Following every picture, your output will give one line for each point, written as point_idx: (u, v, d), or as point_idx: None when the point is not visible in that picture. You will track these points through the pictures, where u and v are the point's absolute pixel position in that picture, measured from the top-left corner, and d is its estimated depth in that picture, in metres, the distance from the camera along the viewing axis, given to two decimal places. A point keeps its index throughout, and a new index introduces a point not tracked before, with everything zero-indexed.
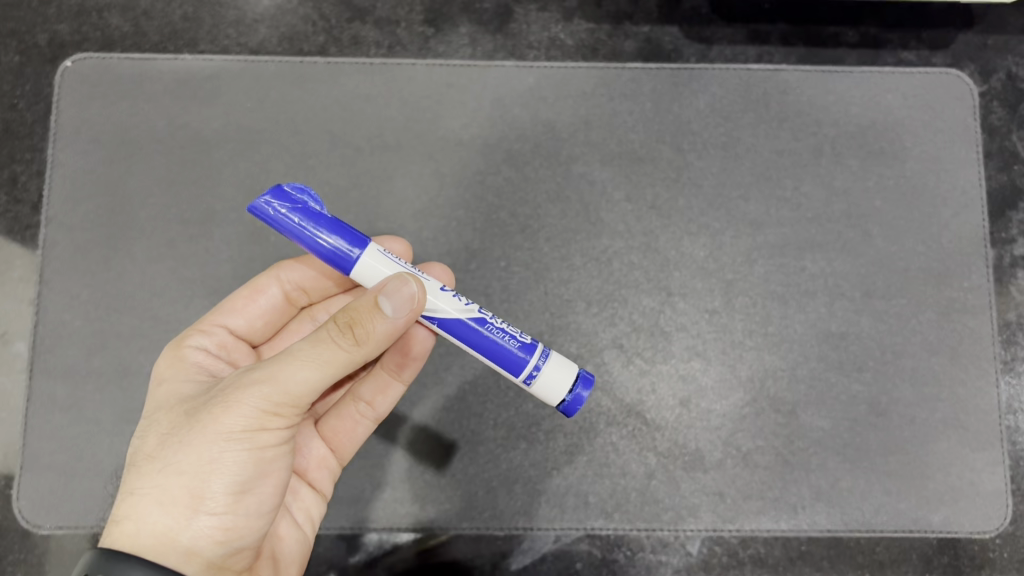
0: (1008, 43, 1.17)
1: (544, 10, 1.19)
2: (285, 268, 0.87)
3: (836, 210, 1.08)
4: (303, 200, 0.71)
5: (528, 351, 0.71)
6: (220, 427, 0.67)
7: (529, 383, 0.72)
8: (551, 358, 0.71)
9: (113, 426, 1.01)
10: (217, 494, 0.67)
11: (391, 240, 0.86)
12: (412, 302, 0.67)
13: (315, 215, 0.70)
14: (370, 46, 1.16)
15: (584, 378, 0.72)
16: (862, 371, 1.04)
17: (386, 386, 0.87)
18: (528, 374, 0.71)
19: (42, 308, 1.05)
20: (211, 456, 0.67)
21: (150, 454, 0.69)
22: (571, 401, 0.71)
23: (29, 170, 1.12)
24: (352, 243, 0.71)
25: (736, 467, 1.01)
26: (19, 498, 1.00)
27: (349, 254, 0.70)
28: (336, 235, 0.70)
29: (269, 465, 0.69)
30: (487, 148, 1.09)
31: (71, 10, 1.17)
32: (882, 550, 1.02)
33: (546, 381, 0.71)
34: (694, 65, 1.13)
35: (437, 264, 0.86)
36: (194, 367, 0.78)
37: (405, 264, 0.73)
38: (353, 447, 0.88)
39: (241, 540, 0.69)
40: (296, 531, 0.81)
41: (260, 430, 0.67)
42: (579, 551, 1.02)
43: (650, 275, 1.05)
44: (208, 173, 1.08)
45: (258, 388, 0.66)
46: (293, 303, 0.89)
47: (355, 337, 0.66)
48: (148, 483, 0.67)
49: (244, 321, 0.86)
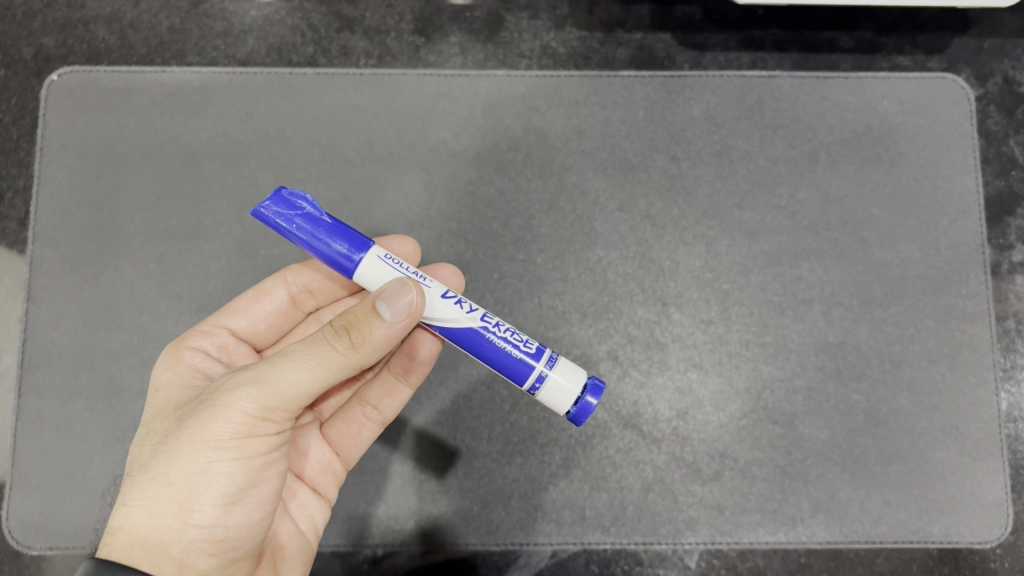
0: (1005, 47, 1.16)
1: (535, 17, 1.17)
2: (293, 271, 0.87)
3: (833, 218, 1.07)
4: (303, 206, 0.69)
5: (533, 359, 0.69)
6: (208, 435, 0.65)
7: (535, 392, 0.70)
8: (558, 365, 0.69)
9: (102, 444, 1.00)
10: (207, 505, 0.65)
11: (400, 241, 0.86)
12: (412, 307, 0.66)
13: (315, 220, 0.69)
14: (359, 57, 1.15)
15: (593, 386, 0.69)
16: (860, 380, 1.02)
17: (392, 389, 0.87)
18: (532, 384, 0.69)
19: (28, 326, 1.03)
20: (199, 467, 0.65)
21: (142, 464, 0.67)
22: (578, 410, 0.69)
23: (15, 186, 1.11)
24: (352, 249, 0.69)
25: (734, 479, 1.00)
26: (8, 518, 0.98)
27: (349, 262, 0.69)
28: (332, 246, 0.69)
29: (261, 473, 0.68)
30: (478, 159, 1.08)
31: (56, 23, 1.16)
32: (882, 562, 1.01)
33: (553, 390, 0.69)
34: (688, 73, 1.12)
35: (447, 266, 0.88)
36: (191, 369, 0.77)
37: (405, 268, 0.71)
38: (359, 450, 0.87)
39: (234, 549, 0.68)
40: (298, 539, 0.80)
41: (249, 437, 0.66)
42: (576, 566, 1.01)
43: (645, 286, 1.04)
44: (197, 187, 1.06)
45: (247, 392, 0.65)
46: (298, 306, 0.89)
47: (350, 340, 0.65)
48: (138, 495, 0.65)
49: (247, 323, 0.85)
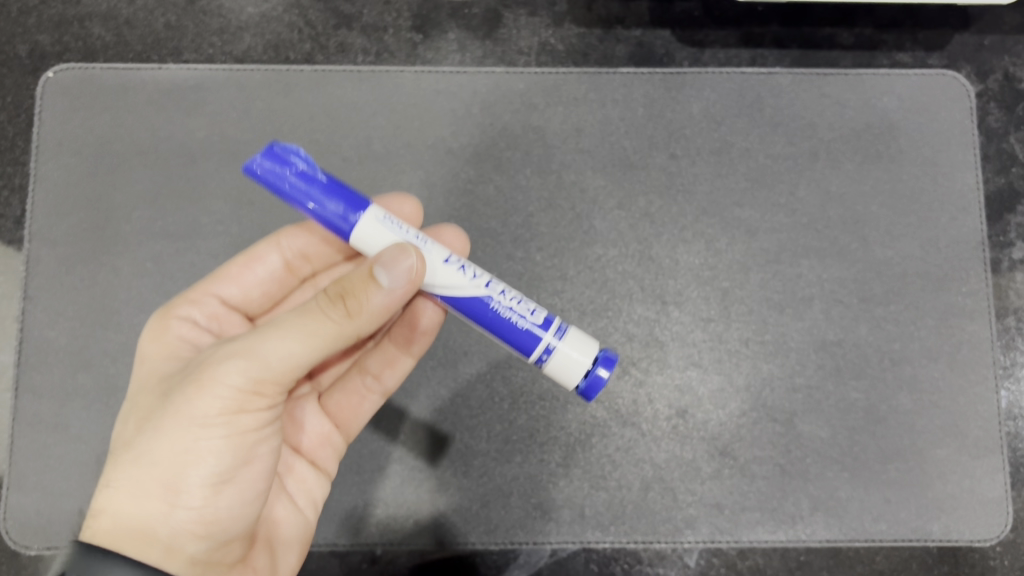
0: (1005, 43, 1.16)
1: (533, 15, 1.17)
2: (288, 235, 0.86)
3: (833, 216, 1.06)
4: (297, 162, 0.66)
5: (540, 330, 0.67)
6: (194, 412, 0.64)
7: (542, 363, 0.68)
8: (566, 337, 0.67)
9: (100, 443, 0.99)
10: (195, 485, 0.65)
11: (400, 202, 0.85)
12: (412, 273, 0.63)
13: (308, 178, 0.66)
14: (357, 54, 1.14)
15: (602, 358, 0.67)
16: (860, 378, 1.02)
17: (393, 359, 0.86)
18: (539, 355, 0.67)
19: (25, 326, 1.03)
20: (186, 444, 0.64)
21: (126, 444, 0.66)
22: (587, 384, 0.67)
23: (10, 185, 1.10)
24: (348, 210, 0.67)
25: (733, 477, 0.99)
26: (6, 519, 0.98)
27: (345, 223, 0.67)
28: (329, 204, 0.66)
29: (250, 449, 0.68)
30: (476, 157, 1.08)
31: (51, 20, 1.15)
32: (882, 560, 1.01)
33: (561, 362, 0.67)
34: (688, 70, 1.11)
35: (450, 228, 0.86)
36: (179, 341, 0.76)
37: (405, 231, 0.68)
38: (358, 423, 0.87)
39: (224, 530, 0.67)
40: (296, 513, 0.79)
41: (238, 413, 0.65)
42: (576, 564, 1.00)
43: (645, 284, 1.04)
44: (194, 185, 1.06)
45: (234, 367, 0.64)
46: (293, 273, 0.87)
47: (345, 309, 0.64)
48: (120, 476, 0.64)
49: (238, 291, 0.84)
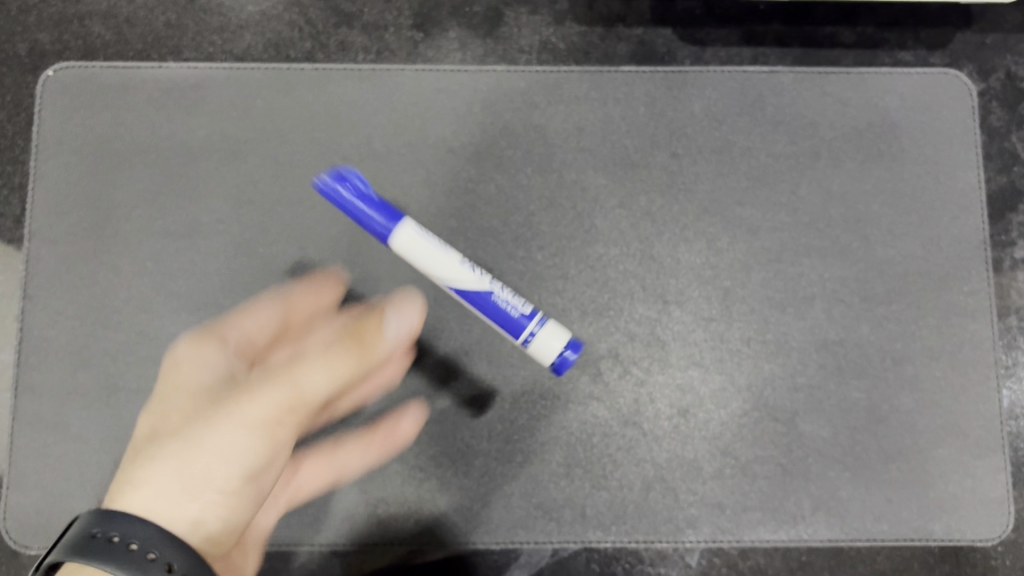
0: (1007, 41, 1.15)
1: (534, 13, 1.16)
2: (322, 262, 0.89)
3: (834, 215, 1.06)
4: (354, 179, 0.78)
5: (527, 318, 0.79)
6: (245, 416, 0.64)
7: (526, 345, 0.80)
8: (547, 325, 0.79)
9: (101, 442, 0.99)
10: (232, 485, 0.66)
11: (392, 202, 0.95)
12: (412, 326, 0.69)
13: (363, 193, 0.78)
14: (357, 53, 1.14)
15: (574, 343, 0.81)
16: (861, 378, 1.02)
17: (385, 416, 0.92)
18: (525, 337, 0.79)
19: (25, 326, 1.03)
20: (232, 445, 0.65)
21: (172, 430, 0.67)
22: (560, 362, 0.80)
23: (10, 184, 1.10)
24: (391, 220, 0.77)
25: (734, 477, 0.99)
26: (7, 518, 0.98)
27: (387, 230, 0.77)
28: (376, 215, 0.77)
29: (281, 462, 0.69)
30: (477, 156, 1.07)
31: (51, 18, 1.15)
32: (882, 559, 1.01)
33: (541, 344, 0.79)
34: (689, 69, 1.11)
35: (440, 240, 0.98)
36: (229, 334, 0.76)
37: (434, 239, 0.79)
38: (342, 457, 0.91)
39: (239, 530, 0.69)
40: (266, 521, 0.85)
41: (283, 429, 0.65)
42: (576, 564, 1.00)
43: (646, 284, 1.04)
44: (194, 184, 1.06)
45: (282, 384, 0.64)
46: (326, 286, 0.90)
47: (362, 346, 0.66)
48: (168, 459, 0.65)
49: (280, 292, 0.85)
